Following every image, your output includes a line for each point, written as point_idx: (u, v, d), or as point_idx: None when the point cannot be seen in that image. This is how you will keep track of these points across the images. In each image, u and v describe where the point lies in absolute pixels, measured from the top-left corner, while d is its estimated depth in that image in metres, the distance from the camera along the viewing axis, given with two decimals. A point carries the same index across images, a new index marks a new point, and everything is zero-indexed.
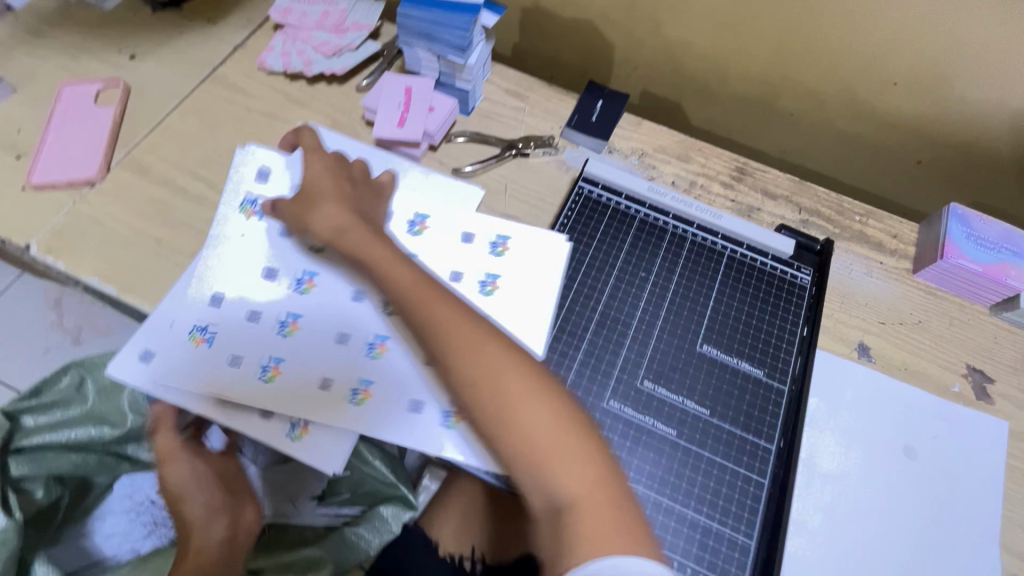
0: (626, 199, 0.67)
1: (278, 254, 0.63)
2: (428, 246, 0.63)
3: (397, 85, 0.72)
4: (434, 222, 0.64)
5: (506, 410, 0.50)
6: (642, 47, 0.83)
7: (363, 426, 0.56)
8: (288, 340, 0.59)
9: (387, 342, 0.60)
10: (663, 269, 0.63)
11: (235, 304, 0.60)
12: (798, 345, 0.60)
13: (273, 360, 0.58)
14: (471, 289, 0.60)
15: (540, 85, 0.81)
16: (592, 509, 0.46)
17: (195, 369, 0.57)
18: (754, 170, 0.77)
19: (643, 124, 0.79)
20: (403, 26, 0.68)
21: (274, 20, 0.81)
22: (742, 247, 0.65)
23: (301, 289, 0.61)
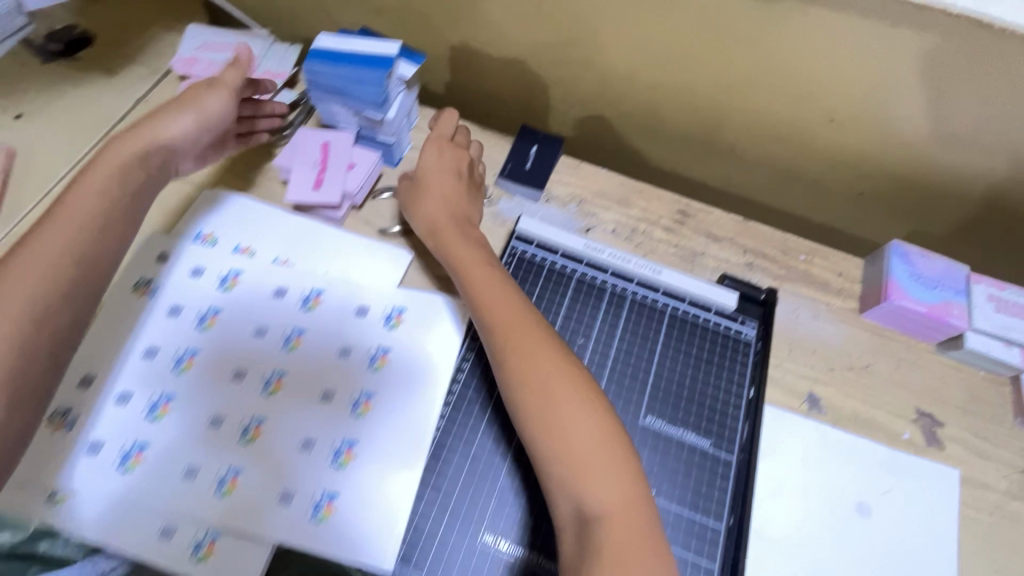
0: (562, 257, 0.63)
1: (157, 331, 0.58)
2: (323, 323, 0.60)
3: (312, 143, 0.67)
4: (329, 296, 0.61)
5: (547, 416, 0.51)
6: (577, 86, 0.80)
7: (228, 523, 0.51)
8: (157, 425, 0.54)
9: (263, 426, 0.55)
10: (603, 331, 0.60)
11: (105, 386, 0.55)
12: (740, 408, 0.57)
13: (137, 446, 0.53)
14: (359, 365, 0.58)
15: (471, 131, 0.77)
16: (622, 524, 0.47)
17: (54, 460, 0.52)
18: (696, 212, 0.75)
19: (581, 167, 0.76)
20: (313, 84, 0.63)
21: (178, 72, 0.75)
22: (684, 303, 0.62)
23: (177, 369, 0.56)
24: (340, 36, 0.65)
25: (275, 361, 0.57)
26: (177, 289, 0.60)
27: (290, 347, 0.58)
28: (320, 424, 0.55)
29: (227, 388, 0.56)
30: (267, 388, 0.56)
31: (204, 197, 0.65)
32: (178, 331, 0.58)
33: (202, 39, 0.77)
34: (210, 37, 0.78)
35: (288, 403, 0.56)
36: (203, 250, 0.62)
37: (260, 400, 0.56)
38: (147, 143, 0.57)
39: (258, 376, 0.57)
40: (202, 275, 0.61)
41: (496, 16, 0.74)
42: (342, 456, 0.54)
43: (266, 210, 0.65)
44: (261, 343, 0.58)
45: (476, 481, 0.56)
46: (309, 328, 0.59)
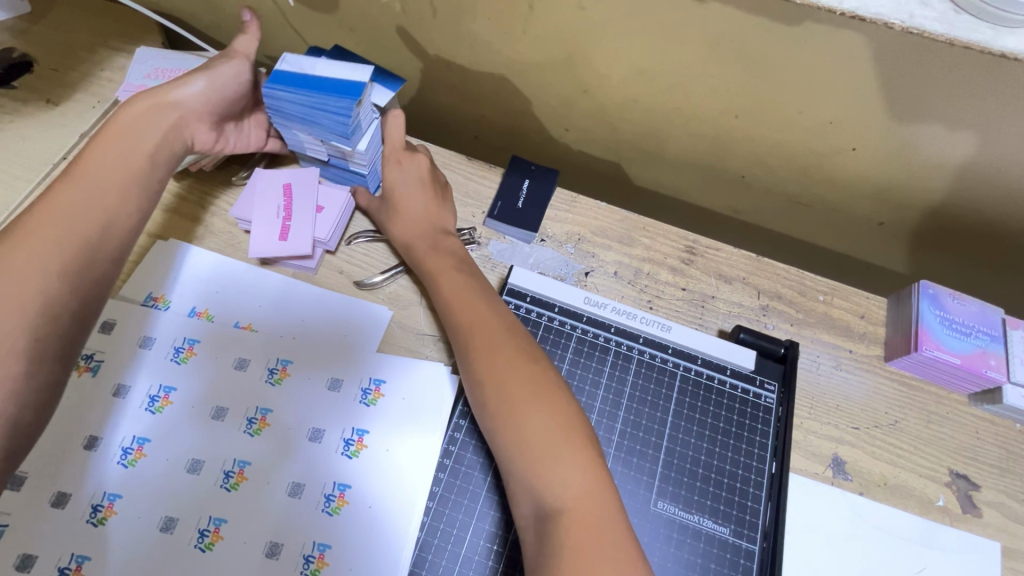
0: (560, 312, 0.57)
1: (103, 418, 0.51)
2: (290, 399, 0.53)
3: (273, 187, 0.60)
4: (296, 366, 0.54)
5: (505, 412, 0.47)
6: (573, 110, 0.73)
7: None
8: (100, 531, 0.47)
9: (222, 528, 0.48)
10: (608, 398, 0.53)
11: (39, 488, 0.48)
12: (762, 487, 0.51)
13: (76, 559, 0.46)
14: (332, 451, 0.52)
15: (456, 163, 0.70)
16: (581, 520, 0.43)
17: None
18: (705, 249, 0.68)
19: (579, 200, 0.69)
20: (273, 108, 0.55)
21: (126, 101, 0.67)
22: (697, 363, 0.55)
23: (124, 462, 0.50)
24: (307, 55, 0.57)
25: (236, 448, 0.51)
26: (126, 366, 0.53)
27: (254, 430, 0.52)
28: (288, 525, 0.49)
29: (181, 484, 0.49)
30: (228, 482, 0.50)
31: (155, 251, 0.58)
32: (124, 417, 0.51)
33: (154, 64, 0.69)
34: (162, 60, 0.69)
35: (251, 499, 0.49)
36: (153, 316, 0.55)
37: (220, 498, 0.49)
38: (159, 104, 0.55)
39: (218, 468, 0.50)
40: (152, 347, 0.54)
41: (481, 36, 0.66)
42: (313, 564, 0.48)
43: (231, 263, 0.58)
44: (221, 426, 0.52)
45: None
46: (273, 407, 0.53)
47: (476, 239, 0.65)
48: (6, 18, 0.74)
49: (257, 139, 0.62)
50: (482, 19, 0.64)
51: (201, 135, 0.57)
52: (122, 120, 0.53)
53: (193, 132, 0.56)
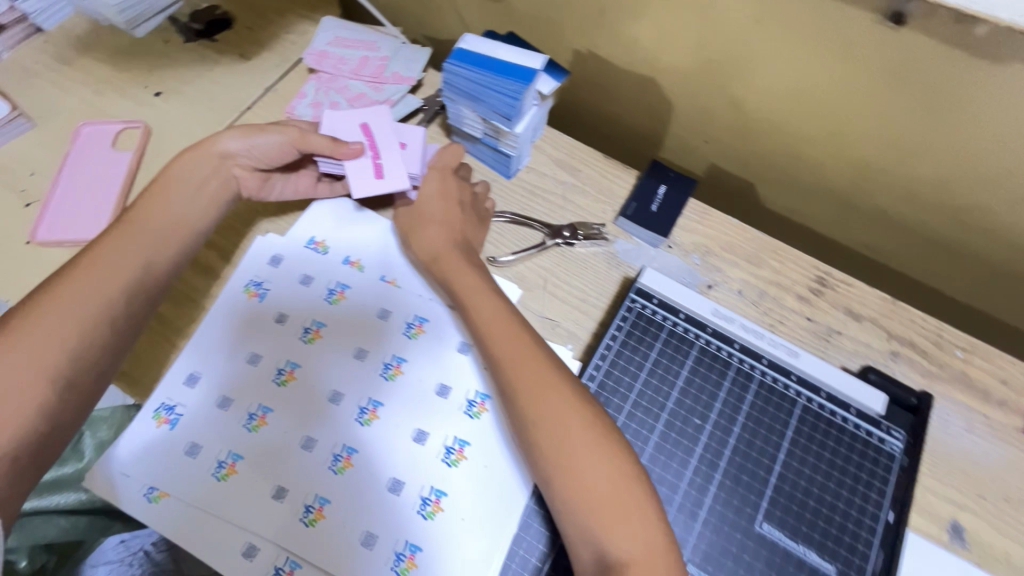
0: (686, 319, 0.57)
1: (264, 338, 0.56)
2: (424, 353, 0.56)
3: (351, 129, 0.62)
4: (432, 324, 0.57)
5: (565, 456, 0.47)
6: (717, 124, 0.73)
7: (309, 557, 0.48)
8: (252, 436, 0.52)
9: (354, 457, 0.51)
10: (725, 412, 0.53)
11: (209, 388, 0.54)
12: (874, 532, 0.49)
13: (230, 456, 0.51)
14: (457, 408, 0.54)
15: (594, 159, 0.72)
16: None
17: (155, 454, 0.51)
18: (836, 282, 0.66)
19: (710, 214, 0.69)
20: (446, 83, 0.60)
21: (308, 63, 0.74)
22: (821, 395, 0.54)
23: (278, 380, 0.54)
24: (485, 38, 0.61)
25: (372, 388, 0.54)
26: (286, 296, 0.58)
27: (389, 375, 0.55)
28: (410, 466, 0.51)
29: (322, 409, 0.53)
30: (362, 417, 0.53)
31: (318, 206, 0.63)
32: (281, 341, 0.56)
33: (334, 32, 0.76)
34: (343, 29, 0.76)
35: (383, 436, 0.52)
36: (313, 257, 0.60)
37: (353, 430, 0.52)
38: (206, 153, 0.60)
39: (357, 400, 0.53)
40: (310, 283, 0.59)
41: (642, 40, 0.68)
42: (429, 507, 0.50)
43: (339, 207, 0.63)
44: (361, 366, 0.55)
45: (562, 560, 0.49)
46: (409, 357, 0.56)
47: (604, 235, 0.67)
48: None
49: (305, 182, 0.64)
50: (647, 23, 0.65)
51: (245, 180, 0.62)
52: (177, 163, 0.59)
53: (233, 174, 0.61)
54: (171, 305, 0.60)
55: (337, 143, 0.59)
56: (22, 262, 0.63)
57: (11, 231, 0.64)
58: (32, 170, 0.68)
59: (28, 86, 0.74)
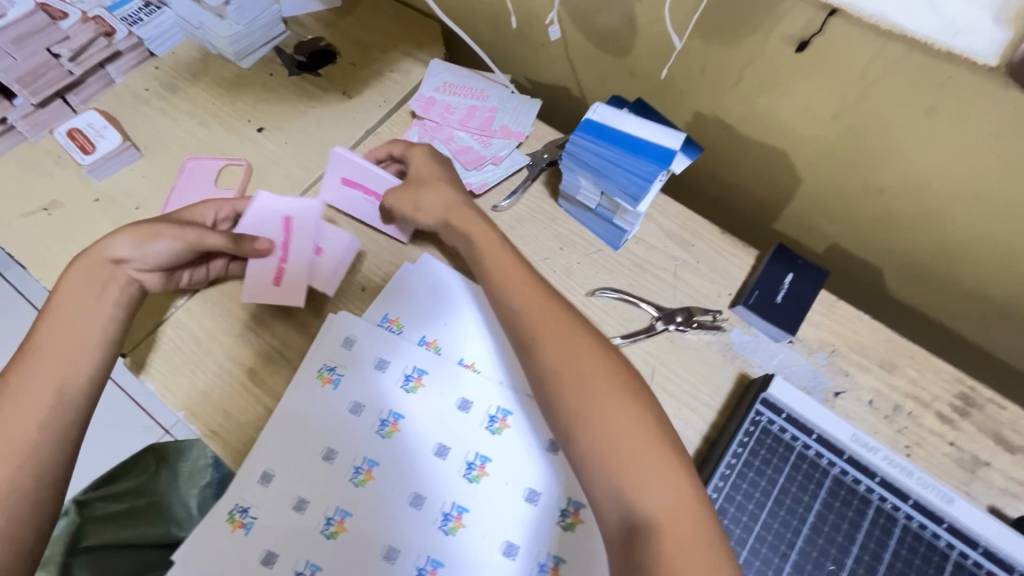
0: (818, 442, 0.51)
1: (340, 432, 0.52)
2: (509, 454, 0.52)
3: (271, 220, 0.61)
4: (517, 418, 0.53)
5: (583, 406, 0.48)
6: (852, 204, 0.66)
7: None
8: (331, 545, 0.49)
9: (441, 571, 0.48)
10: (863, 559, 0.47)
11: (284, 489, 0.50)
12: None
13: (310, 566, 0.48)
14: (546, 521, 0.50)
15: (710, 234, 0.66)
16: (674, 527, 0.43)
17: (229, 562, 0.48)
18: (985, 403, 0.58)
19: (838, 306, 0.62)
20: (569, 154, 0.56)
21: (413, 109, 0.72)
22: (977, 552, 0.47)
23: (355, 481, 0.51)
24: (613, 107, 0.57)
25: (456, 491, 0.50)
26: (362, 384, 0.54)
27: (473, 476, 0.51)
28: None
29: (404, 515, 0.50)
30: (447, 525, 0.49)
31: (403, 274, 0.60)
32: (358, 434, 0.52)
33: (441, 79, 0.73)
34: (451, 75, 0.73)
35: (470, 548, 0.49)
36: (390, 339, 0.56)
37: (439, 540, 0.49)
38: (93, 260, 0.55)
39: (441, 502, 0.50)
40: (386, 369, 0.55)
41: (779, 110, 0.62)
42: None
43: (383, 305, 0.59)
44: (444, 465, 0.51)
45: None
46: (493, 456, 0.52)
47: (719, 323, 0.61)
48: (321, 9, 0.83)
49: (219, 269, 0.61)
50: (792, 95, 0.59)
51: (151, 281, 0.57)
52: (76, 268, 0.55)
53: (134, 278, 0.56)
54: (264, 362, 0.57)
55: (236, 241, 0.57)
56: None
57: None
58: (137, 204, 0.68)
59: (137, 114, 0.74)
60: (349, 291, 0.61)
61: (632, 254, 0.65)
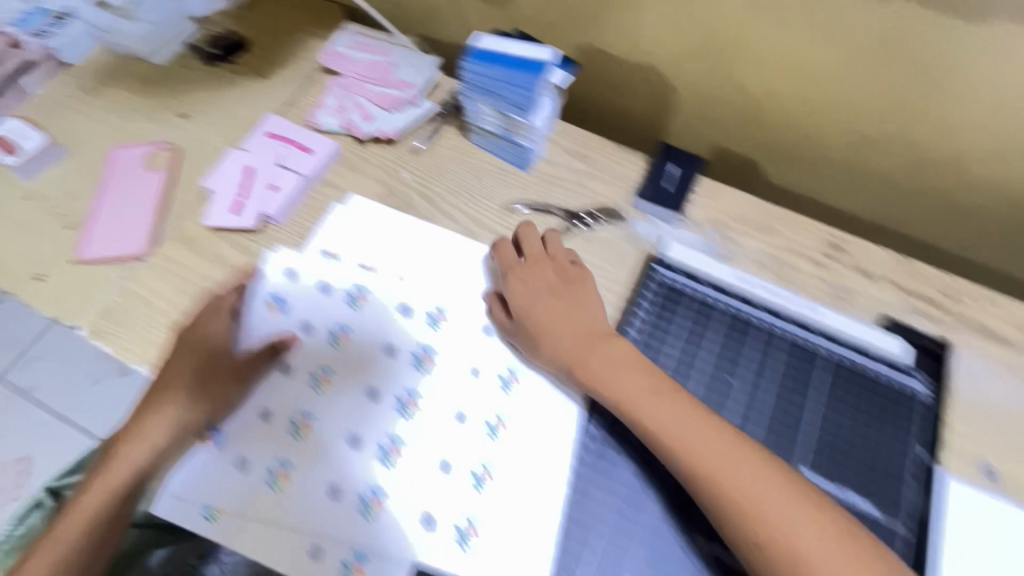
0: (709, 288, 0.60)
1: (298, 350, 0.57)
2: (451, 344, 0.58)
3: (236, 170, 0.70)
4: (454, 312, 0.60)
5: (636, 407, 0.52)
6: (718, 104, 0.77)
7: (371, 543, 0.50)
8: (300, 443, 0.53)
9: (403, 448, 0.53)
10: (756, 372, 0.56)
11: (248, 404, 0.55)
12: (910, 469, 0.52)
13: (281, 463, 0.52)
14: (490, 391, 0.56)
15: (606, 147, 0.75)
16: (757, 498, 0.47)
17: (202, 471, 0.52)
18: (849, 246, 0.69)
19: (720, 190, 0.72)
20: (465, 81, 0.64)
21: (325, 65, 0.80)
22: (847, 350, 0.57)
23: (315, 388, 0.55)
24: (497, 38, 0.65)
25: (408, 380, 0.56)
26: (307, 304, 0.59)
27: (422, 366, 0.56)
28: (458, 449, 0.53)
29: (363, 407, 0.55)
30: (404, 409, 0.54)
31: (337, 215, 0.65)
32: (312, 348, 0.57)
33: (353, 39, 0.81)
34: (360, 36, 0.81)
35: (426, 425, 0.54)
36: (332, 265, 0.61)
37: (397, 422, 0.54)
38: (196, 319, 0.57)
39: (398, 390, 0.55)
40: (330, 291, 0.59)
41: (640, 29, 0.72)
42: (482, 480, 0.52)
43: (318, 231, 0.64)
44: (394, 360, 0.57)
45: (614, 553, 0.50)
46: (436, 347, 0.58)
47: (622, 216, 0.70)
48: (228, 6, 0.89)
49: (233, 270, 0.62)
50: (646, 11, 0.69)
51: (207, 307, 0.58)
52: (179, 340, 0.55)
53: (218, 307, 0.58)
54: None
55: (275, 349, 0.56)
56: (66, 281, 0.65)
57: (56, 254, 0.67)
58: (71, 196, 0.71)
59: (59, 118, 0.78)
60: (288, 240, 0.67)
61: (540, 173, 0.73)
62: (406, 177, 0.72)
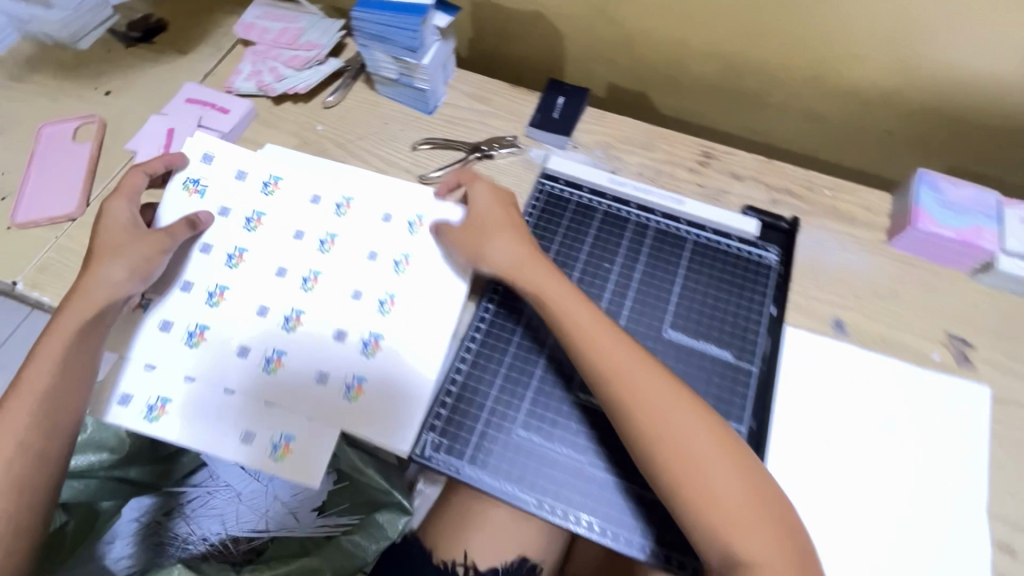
0: (588, 192, 0.69)
1: (215, 230, 0.64)
2: (353, 229, 0.64)
3: (158, 133, 0.76)
4: (358, 201, 0.65)
5: (604, 360, 0.53)
6: (603, 42, 0.85)
7: (273, 394, 0.57)
8: (214, 311, 0.60)
9: (303, 317, 0.60)
10: (628, 255, 0.65)
11: (168, 278, 0.62)
12: (761, 322, 0.61)
13: (199, 327, 0.59)
14: (384, 267, 0.62)
15: (503, 88, 0.82)
16: (701, 470, 0.49)
17: (128, 329, 0.60)
18: (721, 154, 0.77)
19: (606, 117, 0.80)
20: (357, 30, 0.70)
21: (239, 35, 0.85)
22: (707, 231, 0.66)
23: (230, 263, 0.62)
24: None
25: (313, 261, 0.62)
26: (224, 189, 0.66)
27: (326, 249, 0.63)
28: (352, 320, 0.59)
29: (272, 282, 0.61)
30: (306, 285, 0.61)
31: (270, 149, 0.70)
32: (227, 229, 0.64)
33: (263, 10, 0.87)
34: (270, 7, 0.87)
35: (324, 299, 0.61)
36: (253, 159, 0.68)
37: (300, 295, 0.61)
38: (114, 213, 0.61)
39: (301, 270, 0.62)
40: (246, 179, 0.66)
41: None
42: (370, 348, 0.58)
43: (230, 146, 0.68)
44: (300, 244, 0.63)
45: (504, 410, 0.57)
46: (340, 232, 0.64)
47: (517, 145, 0.77)
48: None
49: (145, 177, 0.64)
50: None
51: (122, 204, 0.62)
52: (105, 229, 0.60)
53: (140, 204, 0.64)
54: None
55: (196, 225, 0.62)
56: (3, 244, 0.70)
57: None
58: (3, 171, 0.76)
59: None
60: None
61: (442, 115, 0.80)
62: (319, 129, 0.78)
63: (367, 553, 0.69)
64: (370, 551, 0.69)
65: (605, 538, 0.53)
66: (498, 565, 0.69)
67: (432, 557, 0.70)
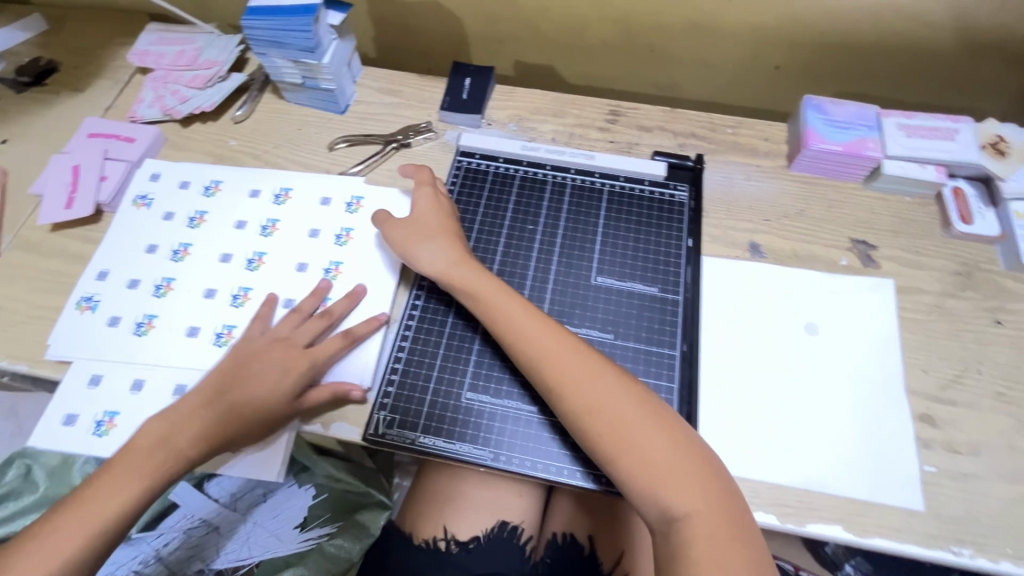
0: (504, 162, 0.73)
1: (162, 232, 0.69)
2: (293, 213, 0.69)
3: (62, 171, 0.73)
4: (296, 192, 0.71)
5: (526, 340, 0.55)
6: (499, 22, 0.87)
7: None
8: (161, 301, 0.64)
9: (250, 294, 0.64)
10: (550, 214, 0.69)
11: (117, 277, 0.66)
12: (681, 254, 0.67)
13: (147, 317, 0.63)
14: (326, 242, 0.67)
15: (411, 78, 0.84)
16: (628, 434, 0.50)
17: (80, 330, 0.63)
18: (627, 110, 0.81)
19: (514, 91, 0.82)
20: (251, 38, 0.70)
21: (134, 64, 0.84)
22: (620, 180, 0.71)
23: (175, 259, 0.67)
24: None
25: (257, 245, 0.67)
26: (169, 200, 0.71)
27: (268, 233, 0.68)
28: (297, 289, 0.64)
29: (216, 267, 0.66)
30: (251, 265, 0.66)
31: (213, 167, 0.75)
32: (174, 230, 0.69)
33: (157, 35, 0.85)
34: (163, 32, 0.86)
35: (269, 276, 0.65)
36: (200, 172, 0.73)
37: (245, 275, 0.65)
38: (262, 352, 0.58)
39: (244, 253, 0.66)
40: (188, 187, 0.72)
41: None
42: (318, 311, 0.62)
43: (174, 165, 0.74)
44: (240, 232, 0.68)
45: (450, 377, 0.60)
46: (280, 218, 0.69)
47: (434, 130, 0.78)
48: (30, 35, 0.91)
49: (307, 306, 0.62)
50: None
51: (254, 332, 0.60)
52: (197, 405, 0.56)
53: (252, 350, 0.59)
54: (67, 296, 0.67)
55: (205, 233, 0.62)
56: None
57: None
58: None
59: None
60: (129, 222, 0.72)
61: (354, 113, 0.80)
62: (232, 144, 0.78)
63: (352, 550, 0.88)
64: (355, 549, 0.88)
65: (563, 476, 0.55)
66: (478, 534, 0.70)
67: (415, 536, 0.70)
